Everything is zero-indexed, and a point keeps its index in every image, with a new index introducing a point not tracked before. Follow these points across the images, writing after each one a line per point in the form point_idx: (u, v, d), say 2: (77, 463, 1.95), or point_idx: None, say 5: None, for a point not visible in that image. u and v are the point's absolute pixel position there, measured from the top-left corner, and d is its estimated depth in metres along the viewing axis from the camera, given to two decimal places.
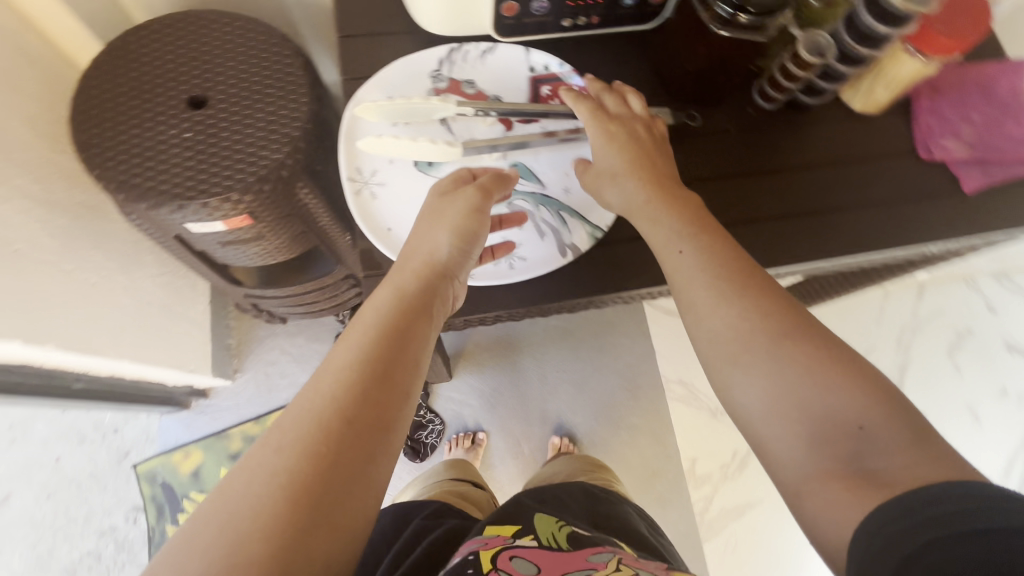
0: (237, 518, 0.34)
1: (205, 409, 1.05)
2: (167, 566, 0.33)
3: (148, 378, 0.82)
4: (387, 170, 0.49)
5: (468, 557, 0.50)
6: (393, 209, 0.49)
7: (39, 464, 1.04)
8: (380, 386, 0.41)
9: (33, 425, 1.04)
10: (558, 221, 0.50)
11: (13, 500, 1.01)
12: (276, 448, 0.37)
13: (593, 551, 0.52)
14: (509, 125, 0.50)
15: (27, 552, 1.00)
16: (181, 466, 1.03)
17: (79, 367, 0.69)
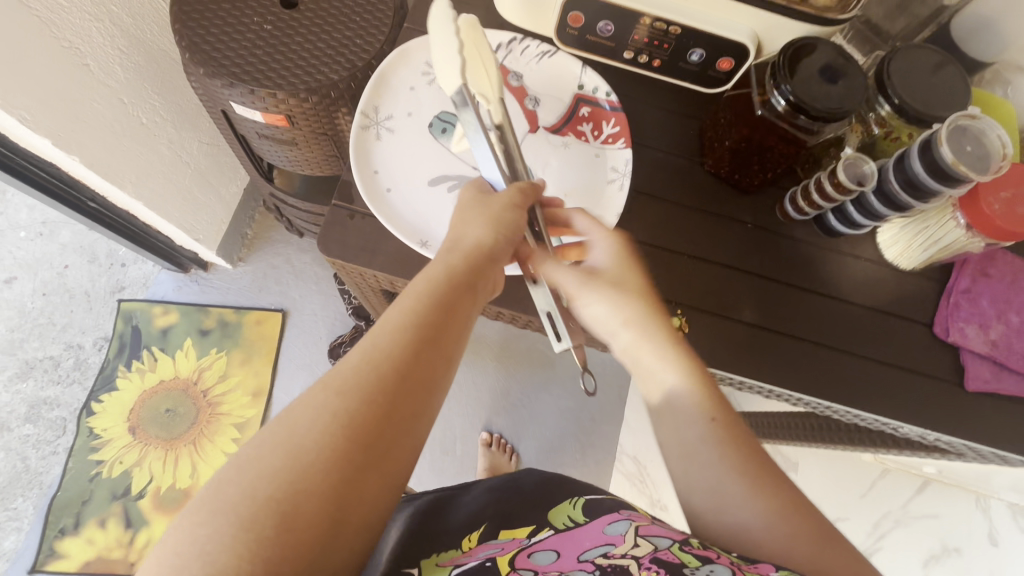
0: (298, 448, 0.36)
1: (200, 280, 1.11)
2: (235, 478, 0.35)
3: (156, 227, 0.87)
4: (400, 120, 0.58)
5: (484, 563, 0.48)
6: (388, 154, 0.57)
7: (50, 264, 1.13)
8: (433, 348, 0.42)
9: (62, 230, 1.15)
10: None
11: (17, 283, 1.11)
12: (335, 392, 0.39)
13: (609, 520, 0.48)
14: (534, 128, 0.52)
15: (4, 332, 1.09)
16: (157, 320, 1.08)
17: (98, 189, 0.74)
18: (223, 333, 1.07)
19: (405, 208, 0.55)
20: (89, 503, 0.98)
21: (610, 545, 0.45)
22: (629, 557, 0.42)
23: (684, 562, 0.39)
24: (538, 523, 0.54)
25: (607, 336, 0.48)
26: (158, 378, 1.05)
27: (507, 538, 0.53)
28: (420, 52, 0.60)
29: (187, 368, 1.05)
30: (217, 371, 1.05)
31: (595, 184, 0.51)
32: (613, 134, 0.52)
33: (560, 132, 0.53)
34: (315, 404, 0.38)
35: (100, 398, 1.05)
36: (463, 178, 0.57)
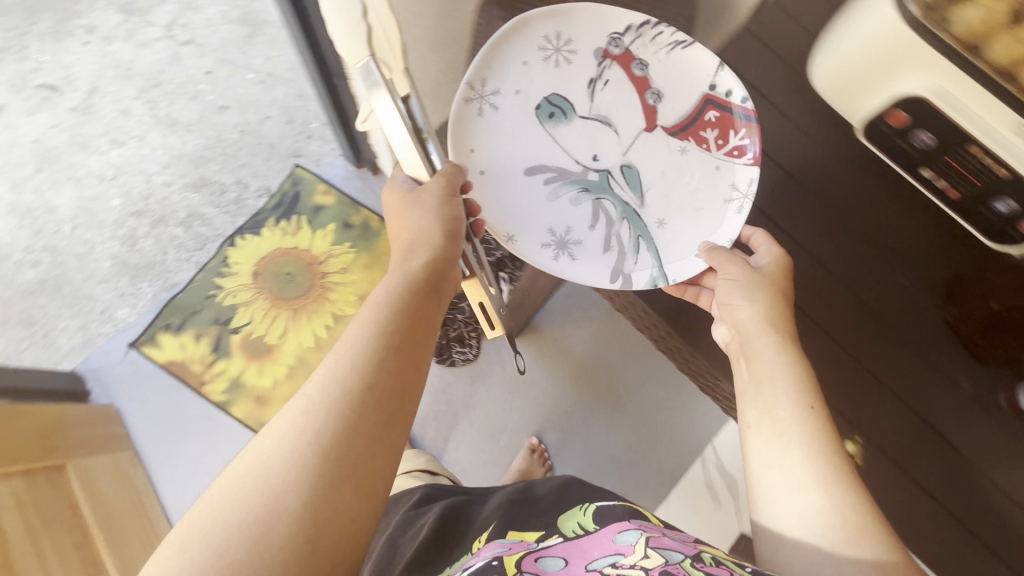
0: (272, 476, 0.39)
1: (365, 180, 1.19)
2: (208, 517, 0.38)
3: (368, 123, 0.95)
4: (508, 95, 0.56)
5: (491, 561, 0.46)
6: (486, 133, 0.56)
7: (257, 109, 1.27)
8: (397, 355, 0.46)
9: (280, 86, 1.28)
10: (631, 246, 0.57)
11: (227, 113, 1.26)
12: (302, 412, 0.42)
13: (619, 529, 0.48)
14: (649, 126, 0.58)
15: (200, 146, 1.24)
16: (316, 195, 1.18)
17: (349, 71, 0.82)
18: (362, 234, 1.15)
19: (503, 206, 0.56)
20: (196, 315, 1.09)
21: (619, 555, 0.44)
22: (638, 568, 0.41)
23: None
24: (549, 529, 0.55)
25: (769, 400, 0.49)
26: (294, 243, 1.14)
27: (513, 539, 0.54)
28: (541, 24, 0.56)
29: (320, 247, 1.14)
30: (341, 262, 1.13)
31: (711, 202, 0.57)
32: (735, 147, 0.57)
33: (680, 135, 0.59)
34: (286, 426, 0.41)
35: (244, 236, 1.15)
36: (561, 172, 0.57)
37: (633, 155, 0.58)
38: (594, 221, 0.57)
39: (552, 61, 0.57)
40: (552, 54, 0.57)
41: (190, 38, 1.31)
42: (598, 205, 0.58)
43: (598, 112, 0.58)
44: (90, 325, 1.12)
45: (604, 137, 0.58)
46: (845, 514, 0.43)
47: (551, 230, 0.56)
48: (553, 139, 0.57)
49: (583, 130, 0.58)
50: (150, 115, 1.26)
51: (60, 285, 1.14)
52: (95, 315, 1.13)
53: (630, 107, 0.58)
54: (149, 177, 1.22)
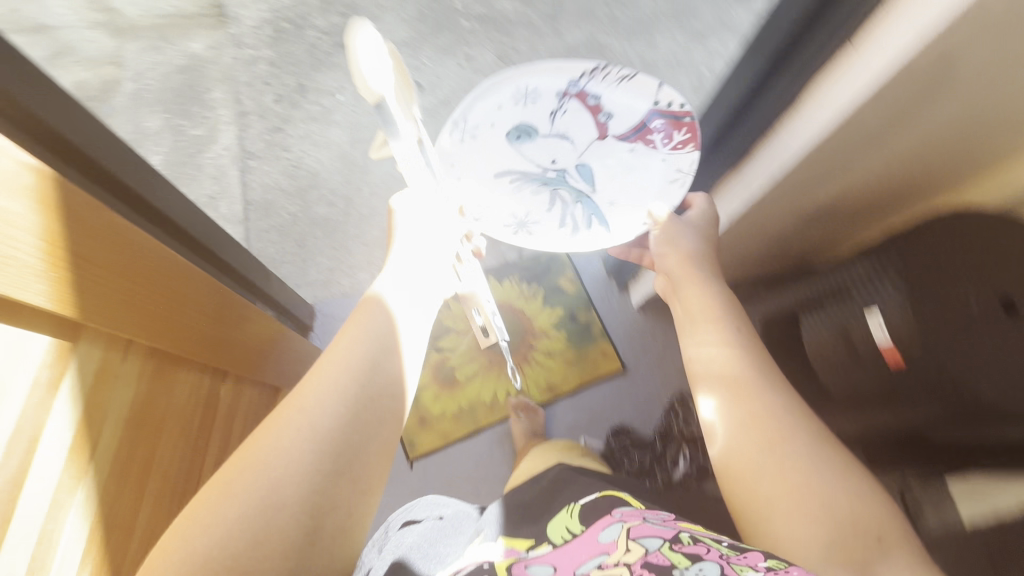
0: (274, 488, 0.46)
1: (608, 289, 1.22)
2: (226, 517, 0.45)
3: None
4: (483, 129, 0.70)
5: (485, 565, 0.58)
6: (453, 171, 0.72)
7: None
8: (383, 360, 0.55)
9: None
10: (587, 220, 0.78)
11: None
12: (291, 426, 0.49)
13: (603, 530, 0.58)
14: (601, 137, 0.72)
15: None
16: (563, 279, 1.21)
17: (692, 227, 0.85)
18: (580, 332, 1.17)
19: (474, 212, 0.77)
20: None
21: (604, 555, 0.53)
22: (621, 567, 0.51)
23: (674, 563, 0.50)
24: (538, 537, 0.62)
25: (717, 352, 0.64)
26: (523, 307, 1.19)
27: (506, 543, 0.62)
28: (508, 81, 0.67)
29: (540, 322, 1.18)
30: (550, 346, 1.16)
31: (652, 189, 0.75)
32: (681, 141, 0.71)
33: (631, 138, 0.72)
34: (283, 442, 0.48)
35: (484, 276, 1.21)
36: (525, 175, 0.75)
37: (585, 159, 0.74)
38: (551, 207, 0.78)
39: (521, 108, 0.69)
40: (519, 100, 0.68)
41: None
42: (555, 195, 0.77)
43: (556, 131, 0.71)
44: (335, 272, 1.34)
45: (561, 149, 0.73)
46: (767, 437, 0.56)
47: (514, 215, 0.78)
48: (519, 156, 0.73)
49: (543, 146, 0.73)
50: None
51: (336, 230, 1.36)
52: (345, 269, 1.34)
53: (585, 125, 0.71)
54: None
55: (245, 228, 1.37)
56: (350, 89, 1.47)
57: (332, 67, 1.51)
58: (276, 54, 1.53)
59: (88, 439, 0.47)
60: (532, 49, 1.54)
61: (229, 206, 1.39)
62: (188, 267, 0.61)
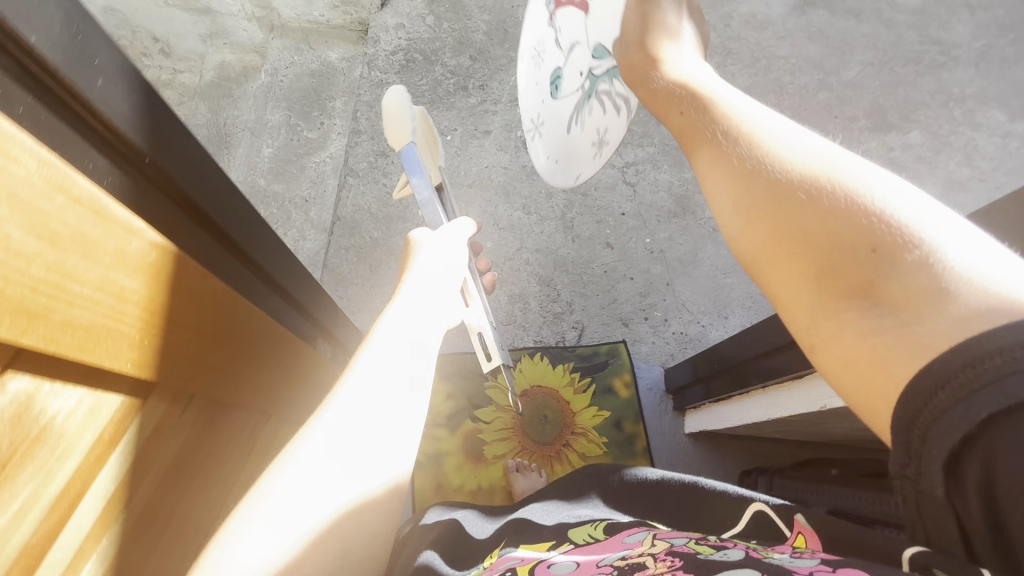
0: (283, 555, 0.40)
1: (663, 405, 1.20)
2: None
3: (738, 410, 0.94)
4: (541, 115, 0.77)
5: (506, 573, 0.53)
6: (561, 145, 0.74)
7: (627, 266, 1.38)
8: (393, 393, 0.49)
9: (659, 266, 1.38)
10: (624, 91, 0.69)
11: (608, 251, 1.39)
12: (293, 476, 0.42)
13: (630, 534, 0.57)
14: (585, 11, 0.71)
15: (571, 256, 1.39)
16: (618, 383, 1.16)
17: (778, 397, 0.81)
18: (623, 443, 1.10)
19: (570, 155, 0.73)
20: (462, 380, 1.14)
21: (628, 550, 0.51)
22: (645, 557, 0.48)
23: (699, 550, 0.47)
24: (558, 539, 0.60)
25: (754, 247, 0.44)
26: (569, 398, 1.14)
27: (524, 551, 0.58)
28: (525, 88, 0.79)
29: (583, 420, 1.12)
30: (587, 448, 1.10)
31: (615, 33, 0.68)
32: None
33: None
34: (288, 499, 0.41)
35: (541, 356, 1.17)
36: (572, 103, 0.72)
37: (599, 38, 0.71)
38: (606, 108, 0.69)
39: (538, 76, 0.76)
40: (535, 58, 0.76)
41: (636, 180, 1.46)
42: (597, 94, 0.70)
43: (567, 47, 0.72)
44: None
45: (580, 56, 0.71)
46: (797, 233, 0.40)
47: (593, 141, 0.70)
48: (565, 98, 0.72)
49: (574, 68, 0.72)
50: (561, 210, 1.43)
51: None
52: None
53: (575, 15, 0.71)
54: (521, 247, 1.39)
55: (328, 239, 1.41)
56: (461, 134, 1.52)
57: (449, 107, 1.56)
58: (401, 82, 1.60)
59: (123, 490, 0.44)
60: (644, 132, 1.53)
61: (319, 213, 1.45)
62: (262, 319, 0.63)
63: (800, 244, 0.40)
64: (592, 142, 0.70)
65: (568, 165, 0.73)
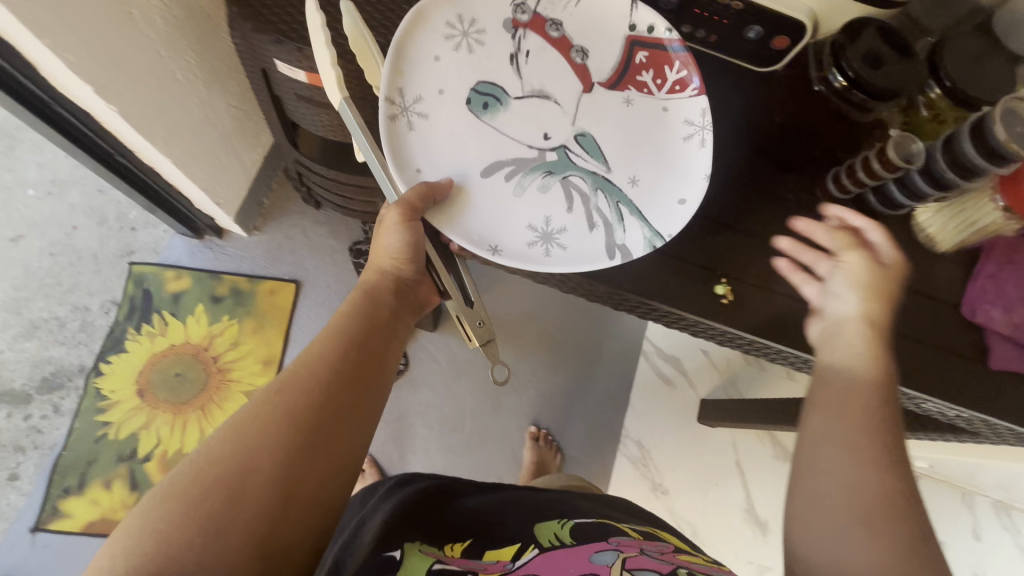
0: (239, 493, 0.42)
1: (214, 247, 1.09)
2: (182, 501, 0.41)
3: (178, 187, 0.88)
4: (431, 100, 0.48)
5: None
6: (423, 150, 0.48)
7: (58, 224, 1.15)
8: (344, 391, 0.49)
9: (70, 191, 1.17)
10: (615, 216, 0.49)
11: (22, 242, 1.13)
12: (260, 445, 0.44)
13: (596, 551, 0.49)
14: (588, 87, 0.51)
15: (8, 290, 1.10)
16: (169, 284, 1.05)
17: (126, 142, 0.75)
18: (235, 302, 1.06)
19: (471, 219, 0.48)
20: (95, 464, 0.95)
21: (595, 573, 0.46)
22: None
23: None
24: (523, 540, 0.54)
25: (857, 467, 0.39)
26: (167, 342, 1.02)
27: (490, 558, 0.52)
28: (439, 12, 0.49)
29: (199, 335, 1.03)
30: (228, 338, 1.04)
31: (660, 138, 0.51)
32: (676, 82, 0.51)
33: (619, 86, 0.51)
34: (227, 446, 0.43)
35: (108, 359, 1.01)
36: (521, 162, 0.49)
37: (584, 121, 0.50)
38: (570, 203, 0.49)
39: (461, 48, 0.49)
40: (459, 40, 0.49)
41: None
42: (568, 184, 0.49)
43: (532, 88, 0.50)
44: None
45: (549, 114, 0.50)
46: (893, 517, 0.37)
47: (531, 226, 0.48)
48: (497, 134, 0.49)
49: (524, 112, 0.50)
50: None
51: None
52: None
53: (562, 72, 0.51)
54: None
55: None
56: None
57: None
58: None
59: None
60: None
61: None
62: None
63: (885, 526, 0.36)
64: (529, 227, 0.48)
65: (451, 203, 0.48)
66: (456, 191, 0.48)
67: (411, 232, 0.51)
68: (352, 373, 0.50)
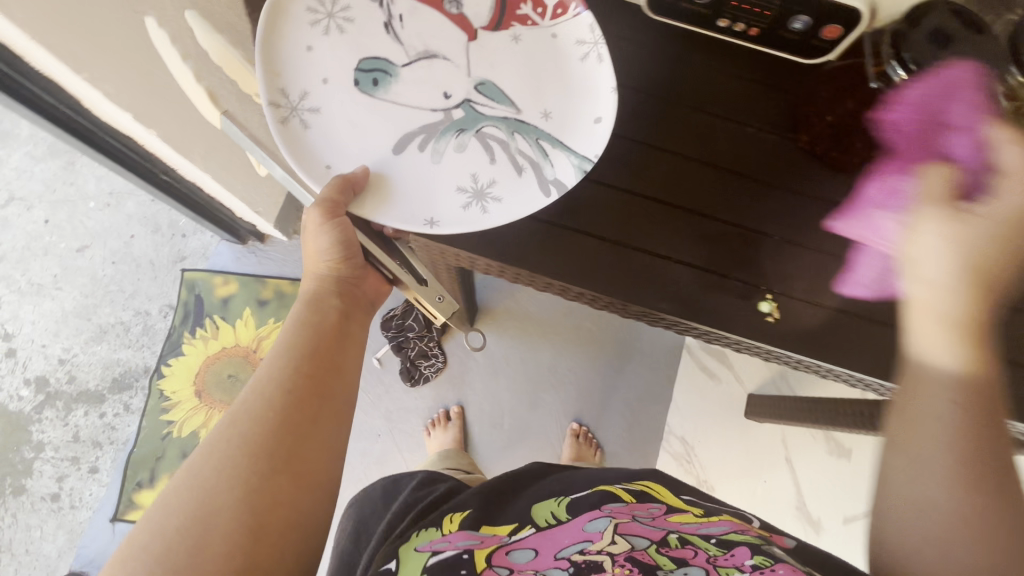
0: (212, 517, 0.42)
1: (258, 252, 1.13)
2: (153, 545, 0.41)
3: (220, 198, 0.92)
4: (320, 91, 0.51)
5: (462, 555, 0.49)
6: (326, 137, 0.51)
7: (118, 234, 1.21)
8: (298, 399, 0.49)
9: (126, 201, 1.22)
10: (538, 153, 0.51)
11: (87, 252, 1.20)
12: (224, 470, 0.44)
13: (590, 519, 0.51)
14: (472, 34, 0.52)
15: (79, 298, 1.18)
16: (218, 289, 1.10)
17: (171, 162, 0.78)
18: (279, 305, 1.10)
19: (404, 192, 0.51)
20: (163, 459, 1.02)
21: (588, 542, 0.48)
22: (605, 553, 0.46)
23: (659, 564, 0.44)
24: (521, 520, 0.56)
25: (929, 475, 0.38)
26: (220, 345, 1.07)
27: (487, 532, 0.54)
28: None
29: (248, 337, 1.08)
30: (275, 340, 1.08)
31: (563, 71, 0.52)
32: (557, 4, 0.50)
33: (503, 26, 0.52)
34: (193, 483, 0.44)
35: (168, 362, 1.07)
36: (431, 130, 0.52)
37: (479, 71, 0.52)
38: (490, 153, 0.51)
39: (332, 29, 0.51)
40: (326, 23, 0.51)
41: (8, 195, 1.21)
42: (483, 136, 0.52)
43: (416, 51, 0.52)
44: (64, 520, 1.05)
45: (442, 72, 0.52)
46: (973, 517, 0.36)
47: (461, 187, 0.51)
48: (398, 105, 0.52)
49: (417, 76, 0.52)
50: (15, 291, 1.17)
51: (15, 496, 1.07)
52: (69, 511, 1.06)
53: (441, 28, 0.52)
54: (44, 351, 1.14)
55: None
56: None
57: None
58: None
59: None
60: None
61: None
62: None
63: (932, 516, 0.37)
64: (459, 186, 0.51)
65: (376, 182, 0.51)
66: (365, 175, 0.50)
67: (340, 231, 0.54)
68: (307, 384, 0.50)
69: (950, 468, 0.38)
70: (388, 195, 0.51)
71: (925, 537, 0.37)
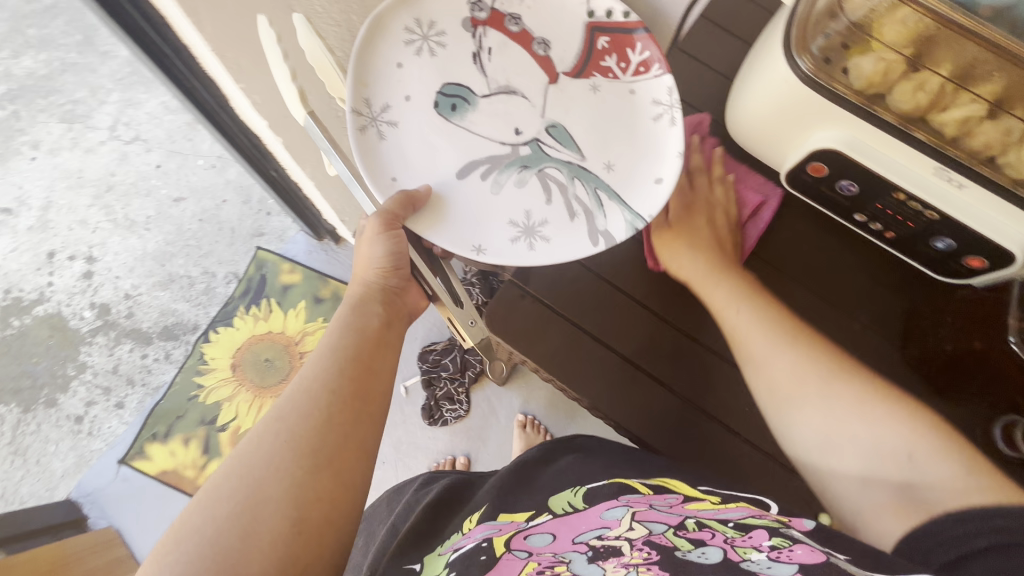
0: (259, 519, 0.36)
1: (329, 251, 1.17)
2: (193, 546, 0.35)
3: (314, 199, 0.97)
4: (399, 107, 0.50)
5: (480, 544, 0.41)
6: (398, 154, 0.49)
7: (213, 195, 1.28)
8: (347, 393, 0.43)
9: (229, 167, 1.30)
10: (593, 202, 0.51)
11: (183, 204, 1.27)
12: (269, 468, 0.38)
13: (609, 505, 0.39)
14: (554, 78, 0.53)
15: (161, 242, 1.25)
16: (283, 276, 1.15)
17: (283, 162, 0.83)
18: (332, 305, 1.13)
19: (457, 219, 0.49)
20: (182, 420, 1.06)
21: (605, 528, 0.36)
22: (622, 538, 0.34)
23: (675, 544, 0.32)
24: (539, 508, 0.45)
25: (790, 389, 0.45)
26: (266, 327, 1.11)
27: (505, 521, 0.45)
28: (397, 17, 0.50)
29: (294, 328, 1.11)
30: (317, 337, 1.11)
31: (638, 124, 0.52)
32: (640, 63, 0.53)
33: (583, 75, 0.53)
34: (236, 480, 0.37)
35: (217, 329, 1.12)
36: (494, 161, 0.51)
37: (553, 113, 0.52)
38: (548, 194, 0.51)
39: (424, 51, 0.51)
40: (420, 45, 0.51)
41: (134, 135, 1.32)
42: (544, 176, 0.51)
43: (498, 85, 0.52)
44: (79, 444, 1.10)
45: (519, 108, 0.52)
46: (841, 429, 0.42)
47: (512, 221, 0.50)
48: (469, 132, 0.51)
49: (494, 108, 0.52)
50: (110, 220, 1.26)
51: (46, 407, 1.13)
52: (86, 437, 1.11)
53: (527, 67, 0.53)
54: (116, 283, 1.21)
55: None
56: None
57: None
58: None
59: None
60: (96, 93, 1.34)
61: None
62: None
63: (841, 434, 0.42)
64: (511, 221, 0.50)
65: (432, 204, 0.49)
66: (422, 195, 0.48)
67: (397, 242, 0.49)
68: (355, 380, 0.44)
69: (802, 369, 0.45)
70: (430, 219, 0.49)
71: (820, 443, 0.43)
